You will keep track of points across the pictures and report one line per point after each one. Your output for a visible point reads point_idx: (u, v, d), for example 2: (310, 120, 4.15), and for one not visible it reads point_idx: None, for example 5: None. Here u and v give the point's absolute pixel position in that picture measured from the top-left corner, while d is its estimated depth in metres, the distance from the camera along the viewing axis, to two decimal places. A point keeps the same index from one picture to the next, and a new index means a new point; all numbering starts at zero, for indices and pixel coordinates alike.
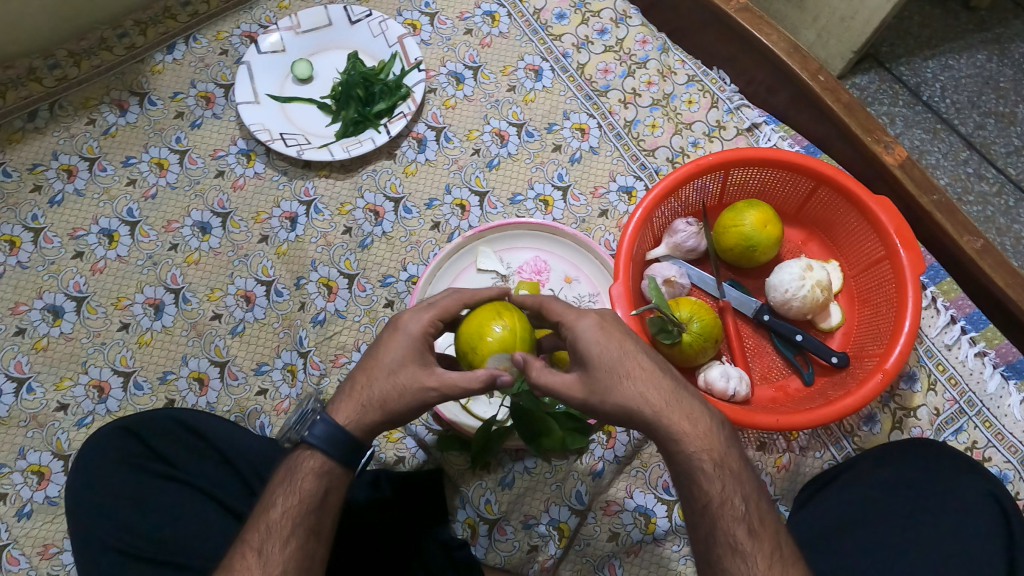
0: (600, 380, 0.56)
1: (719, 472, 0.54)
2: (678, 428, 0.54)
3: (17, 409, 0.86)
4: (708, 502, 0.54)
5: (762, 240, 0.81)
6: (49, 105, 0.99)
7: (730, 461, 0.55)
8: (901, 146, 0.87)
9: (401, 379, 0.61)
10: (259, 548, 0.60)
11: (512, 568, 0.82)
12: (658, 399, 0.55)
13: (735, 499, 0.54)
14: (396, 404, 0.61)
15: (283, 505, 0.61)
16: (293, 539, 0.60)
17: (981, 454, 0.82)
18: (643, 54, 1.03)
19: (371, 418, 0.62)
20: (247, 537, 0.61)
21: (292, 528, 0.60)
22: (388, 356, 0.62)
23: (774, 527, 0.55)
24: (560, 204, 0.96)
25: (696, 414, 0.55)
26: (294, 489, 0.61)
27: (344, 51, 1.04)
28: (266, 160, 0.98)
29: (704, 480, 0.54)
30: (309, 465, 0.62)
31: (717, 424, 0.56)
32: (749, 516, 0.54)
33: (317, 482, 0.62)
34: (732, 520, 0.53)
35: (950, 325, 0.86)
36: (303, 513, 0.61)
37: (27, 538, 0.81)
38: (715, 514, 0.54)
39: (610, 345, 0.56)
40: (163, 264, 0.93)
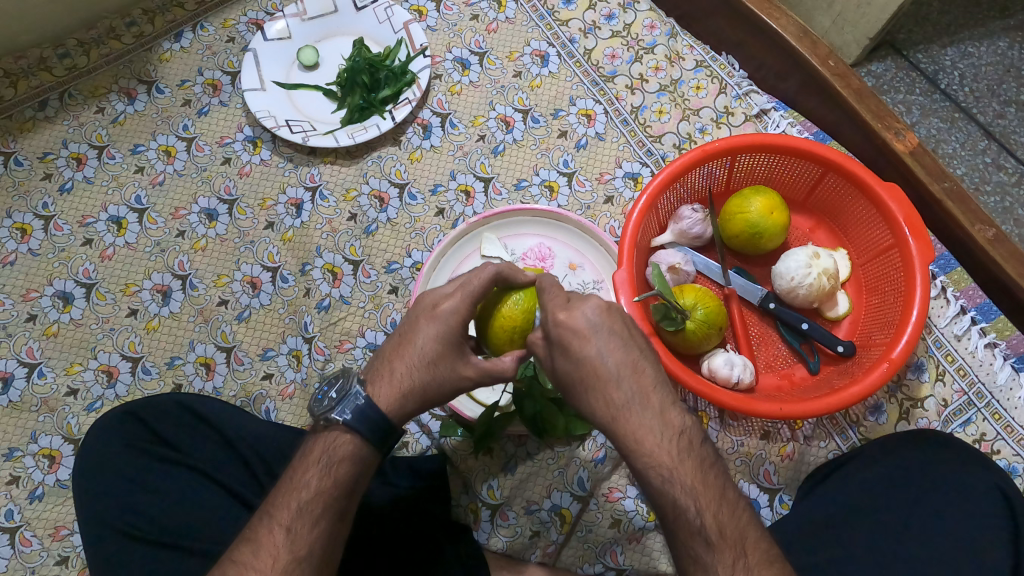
0: (563, 378, 0.56)
1: (666, 488, 0.52)
2: (624, 441, 0.53)
3: (28, 394, 0.88)
4: (665, 514, 0.53)
5: (768, 226, 0.80)
6: (59, 94, 1.00)
7: (682, 476, 0.52)
8: (912, 132, 0.86)
9: (439, 371, 0.61)
10: (287, 526, 0.60)
11: (514, 552, 0.82)
12: (607, 410, 0.53)
13: (688, 513, 0.52)
14: (435, 393, 0.62)
15: (317, 486, 0.61)
16: (323, 522, 0.60)
17: (990, 446, 0.81)
18: (651, 40, 1.02)
19: (410, 408, 0.62)
20: (275, 512, 0.61)
21: (324, 509, 0.61)
22: (428, 345, 0.61)
23: (741, 535, 0.53)
24: (566, 190, 0.96)
25: (650, 426, 0.52)
26: (330, 471, 0.61)
27: (349, 38, 1.04)
28: (272, 147, 0.99)
29: (653, 491, 0.53)
30: (346, 450, 0.61)
31: (674, 436, 0.52)
32: (706, 530, 0.52)
33: (352, 468, 0.62)
34: (688, 534, 0.52)
35: (960, 315, 0.85)
36: (333, 498, 0.61)
37: (38, 519, 0.83)
38: (671, 525, 0.53)
39: (575, 357, 0.54)
40: (170, 251, 0.94)
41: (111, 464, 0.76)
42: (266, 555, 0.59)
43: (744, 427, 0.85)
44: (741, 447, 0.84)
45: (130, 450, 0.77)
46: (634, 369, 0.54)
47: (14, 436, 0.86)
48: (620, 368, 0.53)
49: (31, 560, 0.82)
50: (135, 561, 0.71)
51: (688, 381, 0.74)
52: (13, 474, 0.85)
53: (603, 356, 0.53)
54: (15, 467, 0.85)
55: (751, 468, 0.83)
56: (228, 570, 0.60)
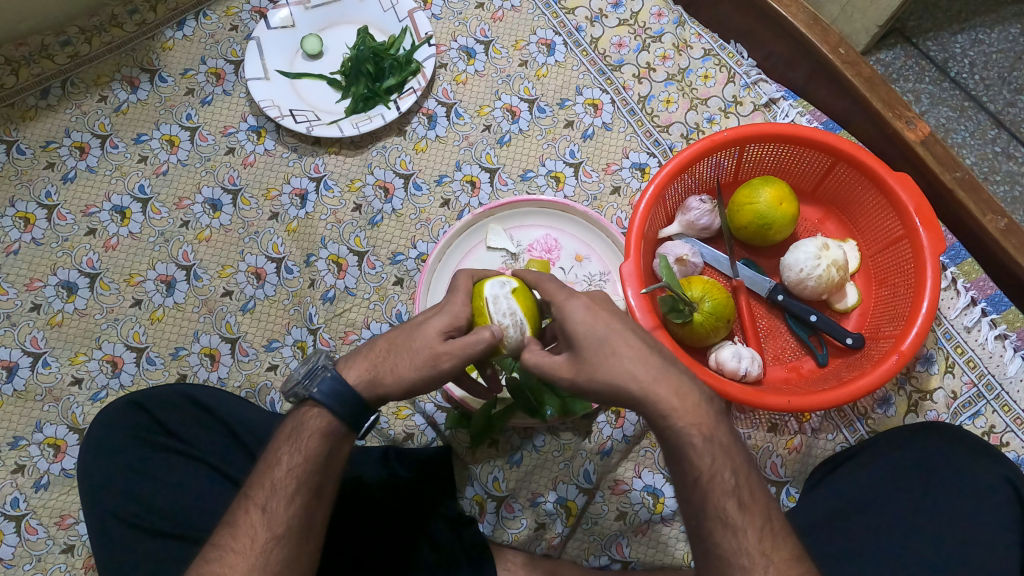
0: (588, 361, 0.55)
1: (708, 446, 0.54)
2: (667, 403, 0.54)
3: (33, 383, 0.88)
4: (699, 477, 0.54)
5: (776, 218, 0.79)
6: (60, 83, 0.99)
7: (719, 435, 0.54)
8: (924, 122, 0.85)
9: (416, 346, 0.59)
10: (264, 505, 0.60)
11: (520, 544, 0.82)
12: (646, 374, 0.54)
13: (725, 471, 0.54)
14: (405, 369, 0.59)
15: (287, 463, 0.60)
16: (298, 498, 0.60)
17: (999, 439, 0.80)
18: (658, 27, 1.00)
19: (381, 386, 0.61)
20: (252, 493, 0.61)
21: (297, 486, 0.60)
22: (424, 331, 0.60)
23: (764, 498, 0.55)
24: (572, 181, 0.95)
25: (685, 389, 0.55)
26: (299, 446, 0.61)
27: (354, 26, 1.03)
28: (276, 137, 0.98)
29: (693, 454, 0.54)
30: (315, 424, 0.61)
31: (706, 399, 0.56)
32: (739, 489, 0.54)
33: (322, 442, 0.61)
34: (722, 494, 0.53)
35: (971, 307, 0.84)
36: (305, 474, 0.60)
37: (44, 508, 0.83)
38: (705, 489, 0.54)
39: (598, 338, 0.55)
40: (175, 241, 0.94)
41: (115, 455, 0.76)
42: (244, 536, 0.59)
43: (751, 420, 0.84)
44: (748, 440, 0.83)
45: (133, 441, 0.77)
46: (656, 344, 0.57)
47: (19, 425, 0.86)
48: (648, 343, 0.56)
49: (37, 549, 0.82)
50: (142, 551, 0.71)
51: (697, 373, 0.73)
52: (18, 463, 0.85)
53: (631, 332, 0.56)
54: (20, 456, 0.85)
55: (758, 461, 0.83)
56: (209, 555, 0.60)
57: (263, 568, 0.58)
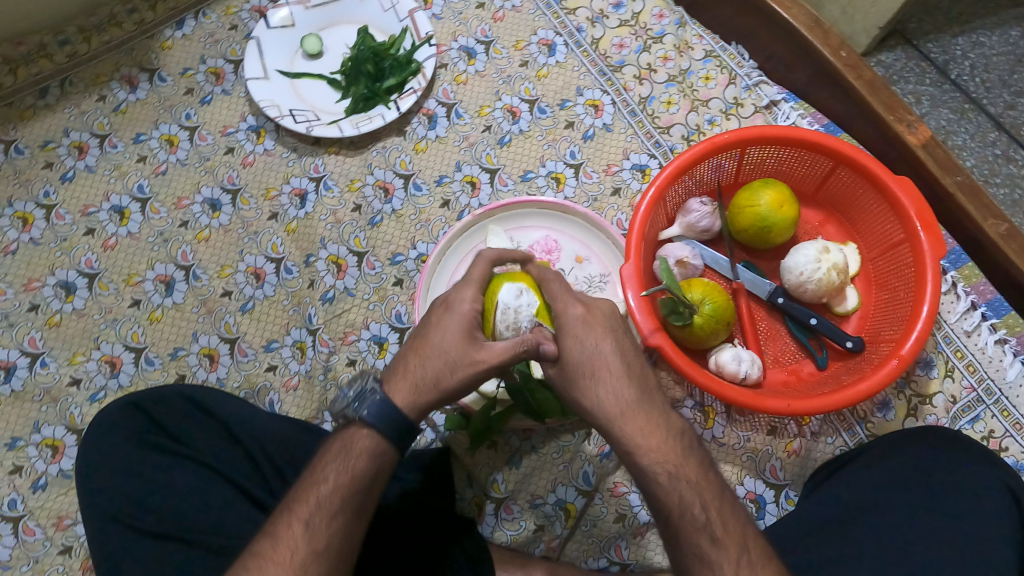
0: (569, 374, 0.57)
1: (672, 484, 0.53)
2: (630, 439, 0.54)
3: (31, 383, 0.88)
4: (669, 513, 0.54)
5: (776, 220, 0.79)
6: (59, 82, 0.99)
7: (686, 472, 0.54)
8: (925, 126, 0.84)
9: (450, 356, 0.59)
10: (305, 520, 0.59)
11: (518, 546, 0.83)
12: (614, 404, 0.54)
13: (694, 508, 0.53)
14: (449, 381, 0.60)
15: (335, 481, 0.59)
16: (340, 517, 0.59)
17: (998, 443, 0.80)
18: (659, 28, 1.00)
19: (427, 400, 0.61)
20: (293, 507, 0.60)
21: (342, 504, 0.59)
22: (450, 338, 0.60)
23: (742, 531, 0.54)
24: (572, 182, 0.95)
25: (654, 424, 0.55)
26: (348, 466, 0.60)
27: (354, 25, 1.02)
28: (276, 137, 0.98)
29: (660, 490, 0.54)
30: (364, 444, 0.60)
31: (676, 434, 0.55)
32: (710, 524, 0.53)
33: (371, 462, 0.60)
34: (694, 531, 0.53)
35: (971, 311, 0.84)
36: (350, 493, 0.59)
37: (41, 510, 0.83)
38: (676, 525, 0.54)
39: (582, 355, 0.56)
40: (174, 241, 0.93)
41: (113, 454, 0.76)
42: (283, 548, 0.58)
43: (750, 423, 0.84)
44: (747, 443, 0.83)
45: (131, 442, 0.77)
46: (640, 368, 0.57)
47: (17, 425, 0.86)
48: (630, 367, 0.56)
49: (35, 550, 0.82)
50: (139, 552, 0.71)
51: (697, 376, 0.73)
52: (16, 464, 0.85)
53: (616, 353, 0.56)
54: (18, 457, 0.85)
55: (757, 464, 0.83)
56: (250, 565, 0.58)
57: None
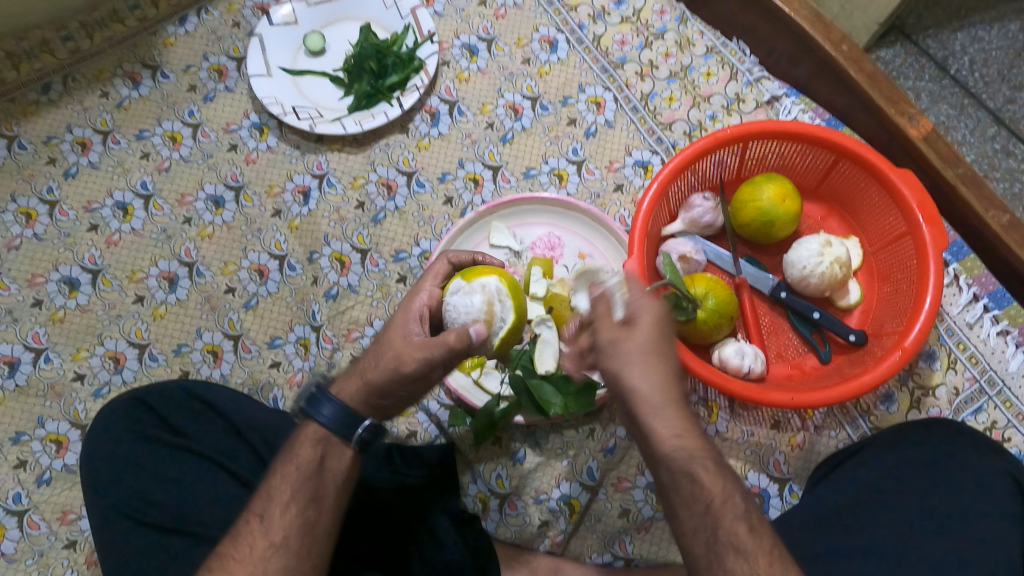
0: (632, 341, 0.55)
1: (718, 470, 0.52)
2: (679, 422, 0.53)
3: (35, 378, 0.88)
4: (709, 501, 0.51)
5: (779, 215, 0.79)
6: (62, 79, 0.99)
7: (724, 464, 0.53)
8: (926, 118, 0.85)
9: (385, 343, 0.64)
10: (261, 514, 0.60)
11: (523, 542, 0.83)
12: (671, 385, 0.54)
13: (736, 497, 0.52)
14: (380, 370, 0.63)
15: (283, 472, 0.62)
16: (293, 506, 0.60)
17: (1001, 434, 0.81)
18: (661, 25, 1.00)
19: (354, 387, 0.64)
20: (251, 505, 0.62)
21: (291, 493, 0.61)
22: (390, 328, 0.65)
23: (768, 531, 0.53)
24: (575, 178, 0.95)
25: (697, 416, 0.54)
26: (293, 457, 0.62)
27: (356, 23, 1.03)
28: (278, 134, 0.98)
29: (702, 474, 0.51)
30: (308, 434, 0.64)
31: (712, 433, 0.56)
32: (749, 516, 0.52)
33: (313, 449, 0.63)
34: (733, 519, 0.51)
35: (973, 303, 0.84)
36: (299, 481, 0.61)
37: (47, 503, 0.83)
38: (717, 512, 0.51)
39: (647, 335, 0.55)
40: (177, 238, 0.94)
41: (121, 448, 0.76)
42: (243, 544, 0.59)
43: (754, 417, 0.84)
44: (751, 437, 0.84)
45: (137, 438, 0.77)
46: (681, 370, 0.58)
47: (21, 421, 0.86)
48: (680, 360, 0.57)
49: (40, 545, 0.82)
50: (146, 547, 0.71)
51: (700, 370, 0.74)
52: (21, 458, 0.85)
53: (674, 343, 0.57)
54: (22, 452, 0.85)
55: (761, 458, 0.83)
56: (212, 565, 0.59)
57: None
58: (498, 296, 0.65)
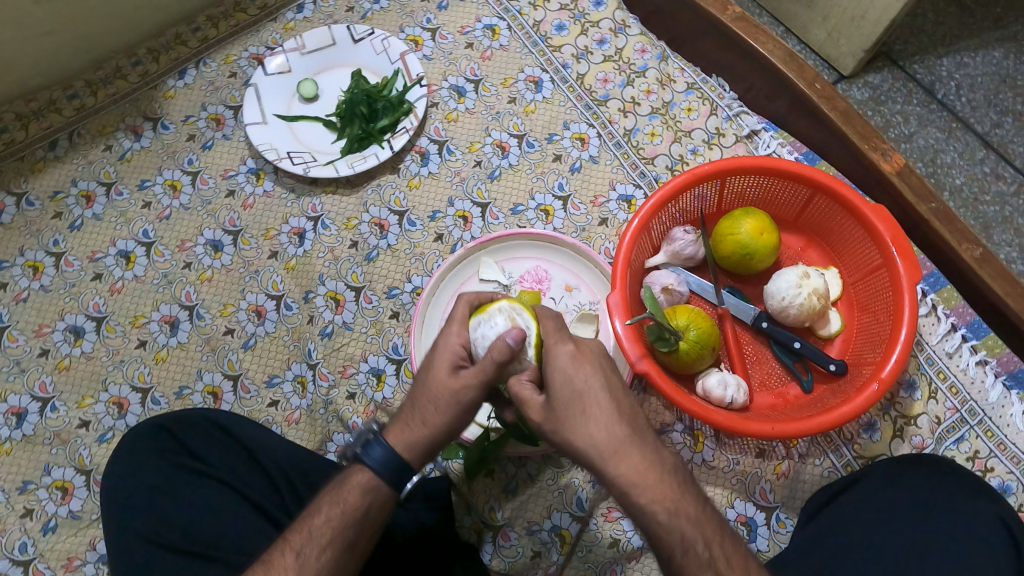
0: (559, 414, 0.57)
1: (674, 520, 0.55)
2: (627, 477, 0.55)
3: (42, 427, 0.91)
4: (671, 552, 0.56)
5: (757, 248, 0.81)
6: (68, 135, 1.04)
7: (684, 508, 0.55)
8: (899, 154, 0.87)
9: (433, 393, 0.62)
10: (298, 549, 0.62)
11: (517, 573, 0.84)
12: (609, 443, 0.56)
13: (697, 546, 0.55)
14: (435, 417, 0.63)
15: (327, 513, 0.63)
16: (329, 550, 0.62)
17: (983, 464, 0.82)
18: (642, 63, 1.04)
19: (416, 436, 0.63)
20: (289, 537, 0.64)
21: (332, 537, 0.62)
22: (434, 374, 0.63)
23: (742, 564, 0.57)
24: (561, 214, 0.98)
25: (648, 463, 0.56)
26: (340, 498, 0.63)
27: (348, 69, 1.07)
28: (274, 179, 1.01)
29: (659, 528, 0.55)
30: (357, 478, 0.64)
31: (669, 470, 0.57)
32: (715, 560, 0.55)
33: (361, 497, 0.63)
34: (698, 568, 0.55)
35: (951, 333, 0.86)
36: (341, 526, 0.62)
37: (52, 552, 0.86)
38: (680, 563, 0.55)
39: (567, 404, 0.57)
40: (177, 282, 0.97)
41: (145, 469, 0.79)
42: None
43: (739, 446, 0.86)
44: (737, 466, 0.85)
45: (163, 461, 0.80)
46: (631, 410, 0.58)
47: (28, 469, 0.89)
48: (620, 405, 0.58)
49: None
50: None
51: (682, 401, 0.76)
52: (28, 507, 0.88)
53: (606, 391, 0.57)
54: (30, 500, 0.88)
55: (747, 487, 0.84)
56: None
57: None
58: (516, 312, 0.64)
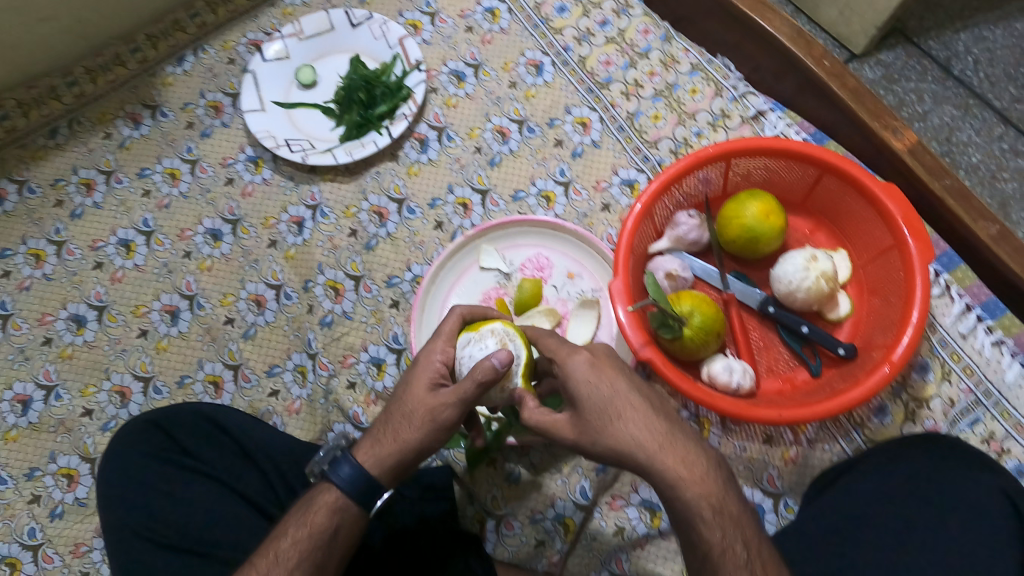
0: (591, 423, 0.57)
1: (717, 518, 0.53)
2: (673, 473, 0.54)
3: (46, 415, 0.91)
4: (708, 551, 0.53)
5: (763, 230, 0.79)
6: (68, 122, 1.03)
7: (727, 504, 0.54)
8: (910, 130, 0.85)
9: (410, 409, 0.63)
10: (267, 572, 0.61)
11: (520, 562, 0.83)
12: (651, 442, 0.55)
13: (736, 545, 0.53)
14: (409, 433, 0.63)
15: (294, 535, 0.63)
16: (298, 572, 0.61)
17: (1000, 446, 0.79)
18: (645, 44, 1.01)
19: (389, 453, 0.64)
20: (257, 559, 0.63)
21: (299, 559, 0.62)
22: (413, 391, 0.64)
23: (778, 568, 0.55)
24: (562, 200, 0.96)
25: (692, 458, 0.55)
26: (306, 522, 0.63)
27: (346, 55, 1.05)
28: (273, 167, 1.00)
29: (702, 527, 0.53)
30: (325, 500, 0.64)
31: (713, 466, 0.55)
32: (752, 562, 0.53)
33: (329, 517, 0.64)
34: (736, 569, 0.53)
35: (966, 313, 0.84)
36: (309, 548, 0.62)
37: (59, 537, 0.86)
38: (717, 563, 0.53)
39: (598, 412, 0.57)
40: (178, 272, 0.96)
41: (132, 469, 0.79)
42: None
43: (746, 432, 0.84)
44: (744, 452, 0.83)
45: (156, 459, 0.80)
46: (665, 411, 0.58)
47: (34, 456, 0.89)
48: (653, 405, 0.58)
49: None
50: (154, 563, 0.73)
51: (686, 388, 0.74)
52: (34, 493, 0.88)
53: (636, 394, 0.58)
54: (36, 487, 0.88)
55: (754, 474, 0.83)
56: None
57: None
58: (507, 335, 0.66)
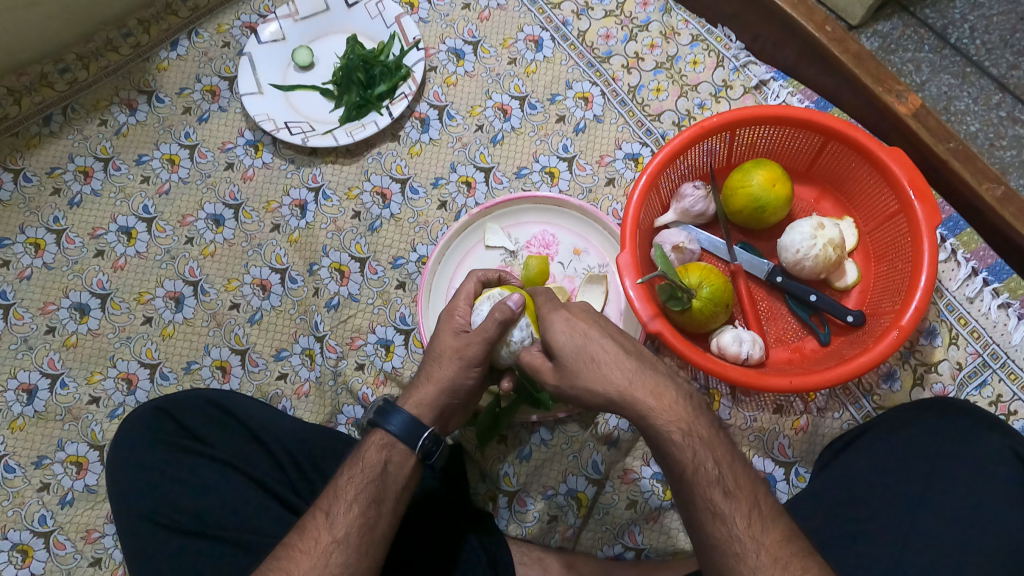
0: (569, 367, 0.58)
1: (687, 441, 0.55)
2: (644, 404, 0.56)
3: (52, 404, 0.90)
4: (683, 470, 0.56)
5: (770, 200, 0.79)
6: (61, 109, 1.02)
7: (697, 429, 0.56)
8: (914, 94, 0.84)
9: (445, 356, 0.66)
10: (327, 510, 0.62)
11: (534, 538, 0.84)
12: (621, 378, 0.56)
13: (708, 463, 0.56)
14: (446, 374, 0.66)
15: (349, 473, 0.64)
16: (357, 505, 0.62)
17: (1006, 408, 0.81)
18: (645, 16, 1.00)
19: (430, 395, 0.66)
20: (317, 502, 0.64)
21: (356, 493, 0.63)
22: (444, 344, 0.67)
23: (751, 484, 0.57)
24: (566, 175, 0.96)
25: (661, 388, 0.57)
26: (359, 459, 0.65)
27: (343, 35, 1.04)
28: (273, 150, 0.99)
29: (674, 449, 0.56)
30: (376, 439, 0.66)
31: (683, 396, 0.57)
32: (723, 479, 0.56)
33: (379, 453, 0.65)
34: (707, 485, 0.56)
35: (972, 277, 0.84)
36: (365, 481, 0.63)
37: (71, 524, 0.86)
38: (691, 481, 0.56)
39: (574, 357, 0.58)
40: (180, 257, 0.96)
41: (142, 453, 0.78)
42: (309, 537, 0.61)
43: (756, 402, 0.84)
44: (755, 422, 0.84)
45: (163, 444, 0.79)
46: (637, 349, 0.60)
47: (41, 444, 0.89)
48: (624, 346, 0.59)
49: (67, 563, 0.85)
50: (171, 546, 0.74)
51: (696, 360, 0.74)
52: (43, 481, 0.87)
53: (608, 338, 0.58)
54: (45, 475, 0.88)
55: (765, 443, 0.83)
56: (279, 553, 0.62)
57: (322, 568, 0.59)
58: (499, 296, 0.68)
